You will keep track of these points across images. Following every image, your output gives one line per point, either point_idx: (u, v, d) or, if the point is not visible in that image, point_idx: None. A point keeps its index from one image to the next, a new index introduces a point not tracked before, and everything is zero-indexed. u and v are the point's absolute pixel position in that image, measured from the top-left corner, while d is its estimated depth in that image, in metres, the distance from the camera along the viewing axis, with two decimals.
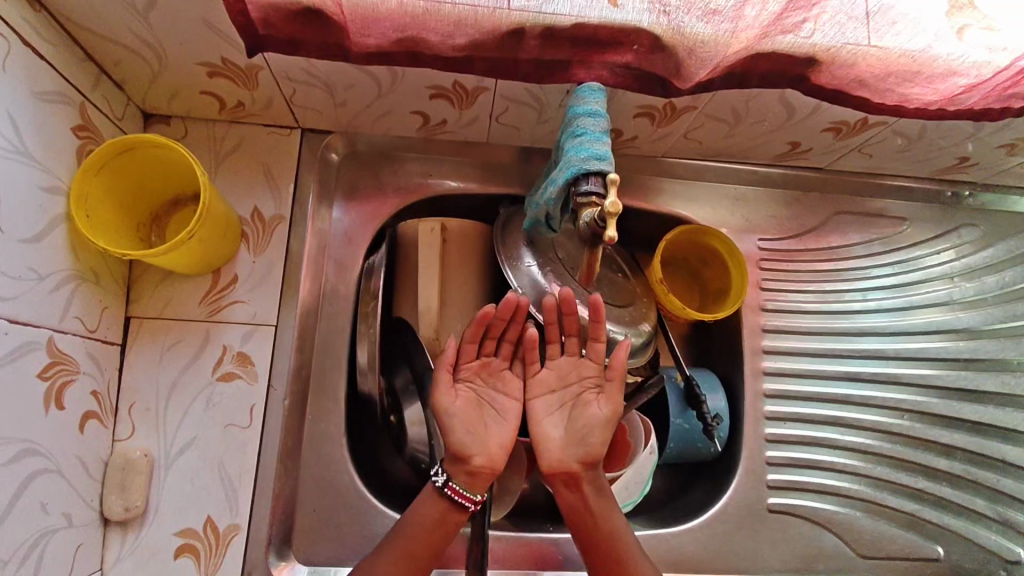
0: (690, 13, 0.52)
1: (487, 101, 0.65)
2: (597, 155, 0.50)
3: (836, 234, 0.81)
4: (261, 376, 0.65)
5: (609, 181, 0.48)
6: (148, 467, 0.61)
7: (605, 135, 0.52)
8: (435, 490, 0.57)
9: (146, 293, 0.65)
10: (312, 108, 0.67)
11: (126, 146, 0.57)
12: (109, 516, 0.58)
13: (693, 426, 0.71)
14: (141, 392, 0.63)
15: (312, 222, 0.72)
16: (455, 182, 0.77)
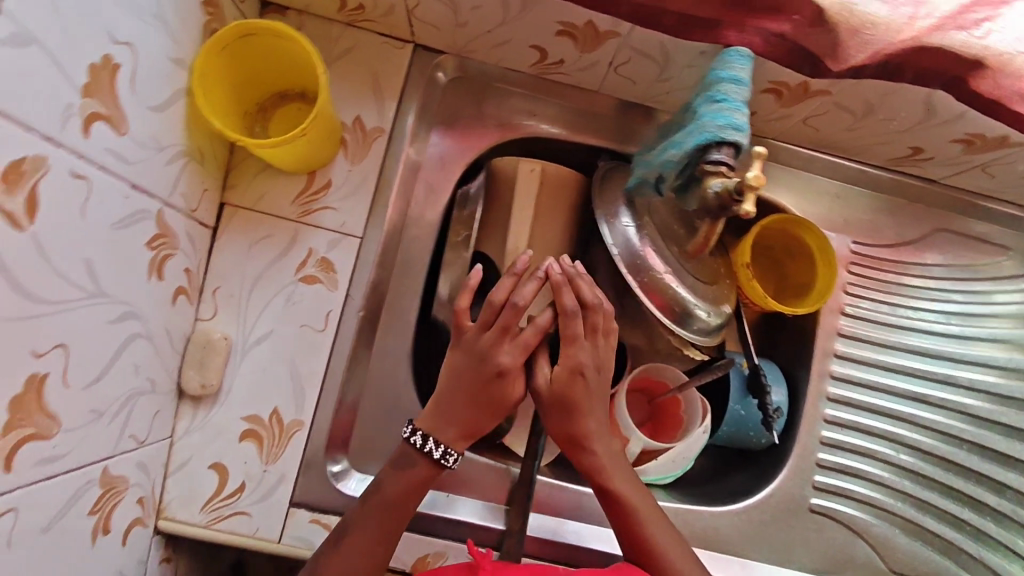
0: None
1: (612, 48, 0.61)
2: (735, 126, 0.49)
3: (932, 252, 0.78)
4: (341, 284, 0.66)
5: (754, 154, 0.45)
6: (225, 350, 0.63)
7: (742, 105, 0.50)
8: (433, 462, 0.56)
9: (242, 182, 0.66)
10: (429, 23, 0.63)
11: (243, 33, 0.55)
12: (183, 388, 0.61)
13: (750, 413, 0.72)
14: (227, 278, 0.65)
15: (410, 142, 0.71)
16: (556, 127, 0.75)
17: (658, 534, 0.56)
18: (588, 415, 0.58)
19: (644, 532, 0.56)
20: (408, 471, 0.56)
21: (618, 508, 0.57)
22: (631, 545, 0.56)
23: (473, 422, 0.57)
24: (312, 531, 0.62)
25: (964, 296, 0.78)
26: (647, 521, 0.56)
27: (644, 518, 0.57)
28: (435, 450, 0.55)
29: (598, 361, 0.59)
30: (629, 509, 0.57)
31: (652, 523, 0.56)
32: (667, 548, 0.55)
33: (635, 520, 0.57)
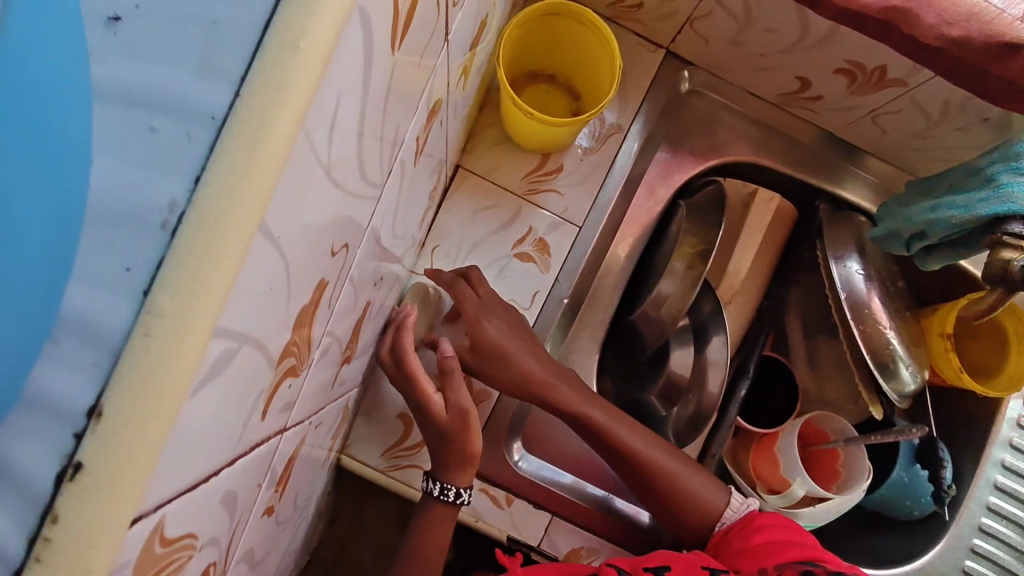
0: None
1: (888, 97, 0.61)
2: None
3: None
4: (553, 268, 0.66)
5: None
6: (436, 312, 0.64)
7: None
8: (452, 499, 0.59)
9: (479, 150, 0.67)
10: (703, 35, 0.64)
11: (547, 11, 0.57)
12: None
13: (915, 482, 0.70)
14: (448, 238, 0.66)
15: (640, 145, 0.70)
16: (784, 160, 0.72)
17: (647, 450, 0.61)
18: (518, 357, 0.58)
19: (635, 453, 0.61)
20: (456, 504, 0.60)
21: (607, 441, 0.61)
22: (625, 465, 0.62)
23: (459, 447, 0.56)
24: (478, 500, 0.64)
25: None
26: (633, 444, 0.61)
27: (628, 440, 0.61)
28: (434, 488, 0.59)
29: (491, 306, 0.58)
30: (616, 439, 0.61)
31: (634, 440, 0.61)
32: (661, 459, 0.62)
33: (621, 447, 0.61)
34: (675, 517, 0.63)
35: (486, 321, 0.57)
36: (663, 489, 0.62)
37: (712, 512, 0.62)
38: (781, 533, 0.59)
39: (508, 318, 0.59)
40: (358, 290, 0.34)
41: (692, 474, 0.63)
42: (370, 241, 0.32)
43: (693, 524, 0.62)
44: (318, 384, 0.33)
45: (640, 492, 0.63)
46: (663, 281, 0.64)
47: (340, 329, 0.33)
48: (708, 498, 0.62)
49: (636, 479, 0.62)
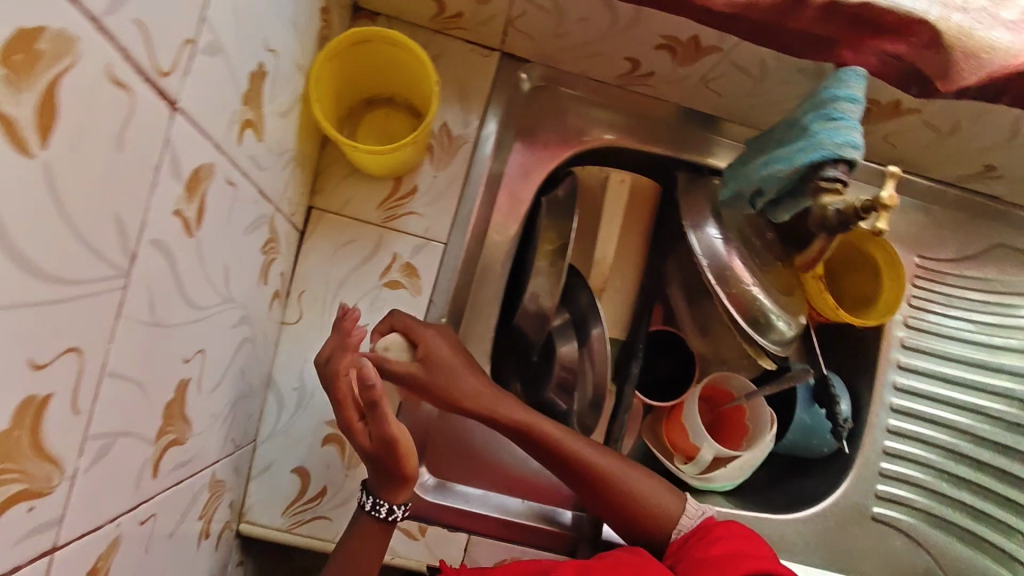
0: (995, 27, 0.50)
1: (710, 63, 0.62)
2: (849, 141, 0.50)
3: (992, 266, 0.79)
4: (425, 290, 0.66)
5: (885, 175, 0.45)
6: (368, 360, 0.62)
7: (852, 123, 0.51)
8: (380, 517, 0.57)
9: (328, 187, 0.65)
10: (528, 32, 0.64)
11: (357, 38, 0.55)
12: (277, 384, 0.62)
13: (818, 422, 0.73)
14: (312, 282, 0.64)
15: (493, 150, 0.70)
16: (637, 137, 0.73)
17: (599, 456, 0.62)
18: (456, 377, 0.60)
19: (586, 460, 0.61)
20: (374, 532, 0.58)
21: (556, 451, 0.61)
22: (571, 472, 0.62)
23: (393, 466, 0.55)
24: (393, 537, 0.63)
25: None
26: (585, 451, 0.62)
27: (580, 448, 0.62)
28: (367, 500, 0.57)
29: (433, 350, 0.60)
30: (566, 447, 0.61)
31: (587, 448, 0.62)
32: (613, 465, 0.62)
33: (569, 456, 0.61)
34: (624, 521, 0.62)
35: (429, 336, 0.60)
36: (613, 492, 0.62)
37: (663, 514, 0.61)
38: (740, 547, 0.56)
39: (453, 354, 0.61)
40: (149, 376, 0.33)
41: (644, 478, 0.63)
42: (141, 329, 0.31)
43: (643, 527, 0.61)
44: (111, 482, 0.31)
45: (589, 500, 0.62)
46: (533, 282, 0.64)
47: (132, 420, 0.32)
48: (660, 499, 0.62)
49: (584, 487, 0.62)
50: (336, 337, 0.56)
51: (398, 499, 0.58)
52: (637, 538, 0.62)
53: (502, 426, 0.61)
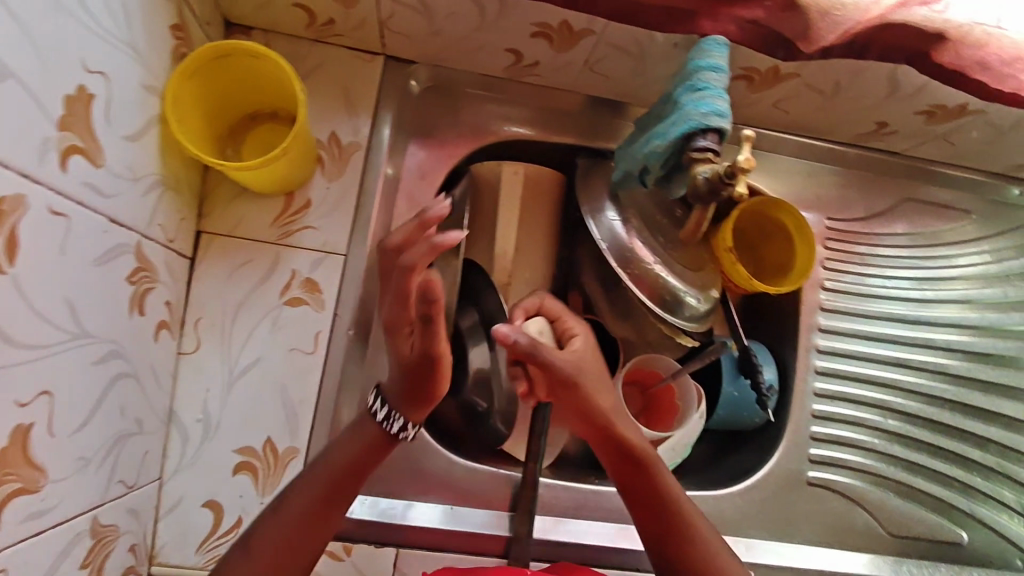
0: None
1: (588, 47, 0.62)
2: (712, 105, 0.49)
3: (902, 221, 0.80)
4: (328, 304, 0.64)
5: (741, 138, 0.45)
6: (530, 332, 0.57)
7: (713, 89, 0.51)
8: (381, 429, 0.54)
9: (217, 209, 0.63)
10: (403, 33, 0.63)
11: (217, 53, 0.53)
12: (179, 418, 0.60)
13: (744, 394, 0.74)
14: (208, 308, 0.62)
15: (387, 154, 0.69)
16: (534, 128, 0.73)
17: (696, 516, 0.54)
18: (599, 394, 0.55)
19: (681, 515, 0.54)
20: (359, 438, 0.53)
21: (654, 495, 0.54)
22: (653, 495, 0.54)
23: (422, 381, 0.55)
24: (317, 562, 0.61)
25: (948, 269, 0.81)
26: (686, 507, 0.54)
27: (684, 505, 0.54)
28: (378, 407, 0.54)
29: (575, 355, 0.56)
30: (665, 493, 0.54)
31: (689, 506, 0.55)
32: (708, 534, 0.54)
33: (668, 504, 0.54)
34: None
35: (577, 333, 0.58)
36: (692, 558, 0.53)
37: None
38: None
39: (595, 369, 0.56)
40: None
41: (731, 562, 0.53)
42: None
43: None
44: None
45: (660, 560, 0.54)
46: None
47: None
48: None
49: (663, 540, 0.54)
50: (415, 223, 0.57)
51: (412, 419, 0.56)
52: None
53: (605, 432, 0.56)
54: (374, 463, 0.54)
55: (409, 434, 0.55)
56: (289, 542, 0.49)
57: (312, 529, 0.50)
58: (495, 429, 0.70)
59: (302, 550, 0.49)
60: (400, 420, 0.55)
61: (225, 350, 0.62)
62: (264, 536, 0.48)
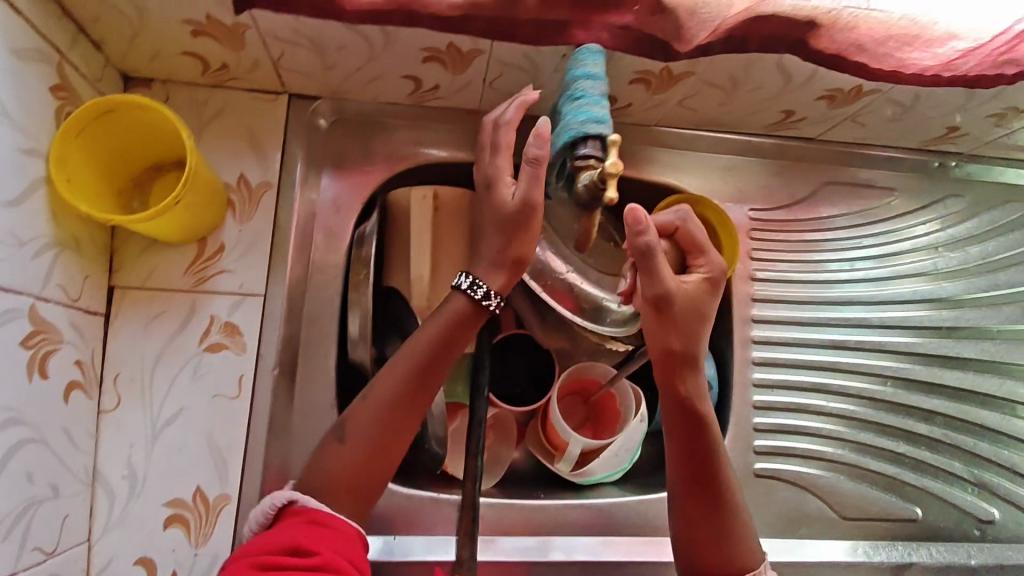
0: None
1: (480, 66, 0.62)
2: (580, 114, 0.50)
3: (826, 204, 0.81)
4: (250, 346, 0.64)
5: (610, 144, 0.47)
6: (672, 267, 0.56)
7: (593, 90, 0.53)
8: (473, 300, 0.58)
9: (128, 262, 0.63)
10: (299, 71, 0.64)
11: (103, 108, 0.53)
12: (104, 476, 0.60)
13: None
14: (126, 363, 0.62)
15: (300, 189, 0.69)
16: (446, 150, 0.73)
17: (729, 475, 0.57)
18: (683, 336, 0.56)
19: (717, 469, 0.57)
20: (449, 312, 0.57)
21: (700, 444, 0.57)
22: (695, 446, 0.57)
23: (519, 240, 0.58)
24: None
25: (875, 246, 0.82)
26: (723, 463, 0.57)
27: (722, 462, 0.57)
28: (466, 282, 0.58)
29: (687, 291, 0.56)
30: (709, 446, 0.57)
31: (726, 465, 0.58)
32: (735, 493, 0.57)
33: (710, 455, 0.57)
34: (696, 540, 0.55)
35: (700, 270, 0.58)
36: (713, 513, 0.56)
37: (740, 566, 0.54)
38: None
39: (692, 308, 0.56)
40: None
41: (748, 525, 0.57)
42: None
43: (709, 562, 0.55)
44: None
45: (682, 504, 0.57)
46: None
47: None
48: (746, 552, 0.55)
49: (690, 488, 0.57)
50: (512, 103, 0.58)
51: (497, 289, 0.58)
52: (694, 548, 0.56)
53: (671, 368, 0.58)
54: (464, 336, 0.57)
55: (494, 305, 0.58)
56: (382, 432, 0.54)
57: (412, 411, 0.55)
58: (432, 451, 0.70)
59: (389, 446, 0.54)
60: (484, 288, 0.58)
61: (142, 406, 0.61)
62: (360, 422, 0.54)
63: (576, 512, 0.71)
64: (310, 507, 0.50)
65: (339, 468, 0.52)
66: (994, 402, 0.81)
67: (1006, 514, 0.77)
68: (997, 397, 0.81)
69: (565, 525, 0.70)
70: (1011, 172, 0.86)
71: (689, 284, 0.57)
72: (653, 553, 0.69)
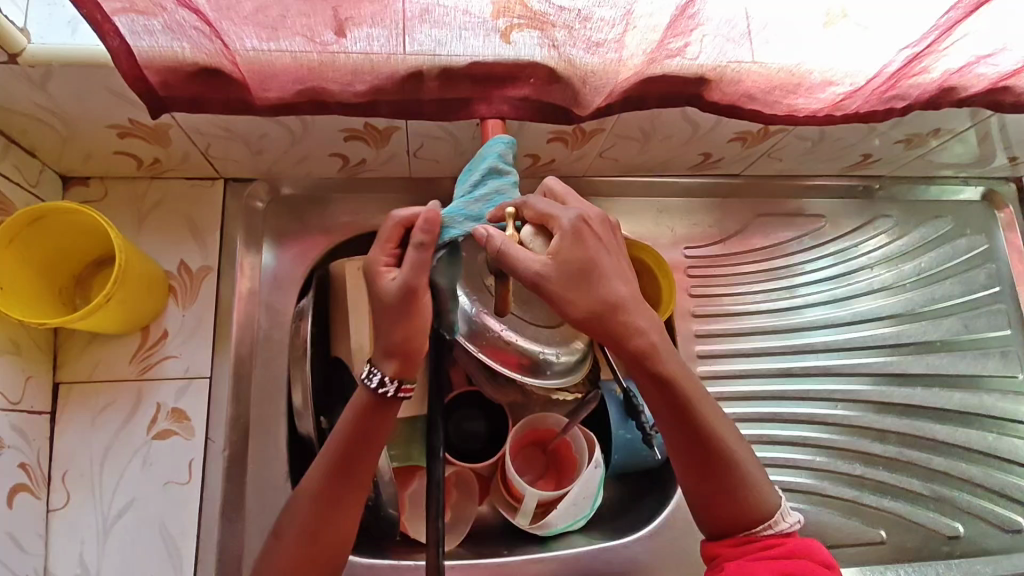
0: (575, 46, 0.53)
1: (401, 140, 0.65)
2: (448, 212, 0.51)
3: (759, 236, 0.84)
4: (198, 430, 0.64)
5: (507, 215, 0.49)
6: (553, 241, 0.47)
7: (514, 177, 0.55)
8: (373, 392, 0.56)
9: (73, 358, 0.64)
10: (230, 158, 0.66)
11: (36, 215, 0.56)
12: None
13: (635, 435, 0.76)
14: (74, 459, 0.62)
15: (240, 270, 0.71)
16: (381, 219, 0.76)
17: (719, 425, 0.52)
18: (590, 297, 0.47)
19: (707, 428, 0.52)
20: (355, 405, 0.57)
21: (680, 408, 0.51)
22: (680, 413, 0.51)
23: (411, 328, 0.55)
24: None
25: (811, 273, 0.84)
26: (709, 417, 0.52)
27: (708, 417, 0.52)
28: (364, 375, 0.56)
29: (554, 261, 0.46)
30: (690, 408, 0.51)
31: (714, 416, 0.52)
32: (733, 442, 0.53)
33: (693, 416, 0.52)
34: (711, 506, 0.52)
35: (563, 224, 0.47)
36: (719, 474, 0.52)
37: (759, 518, 0.51)
38: (790, 570, 0.48)
39: (574, 275, 0.46)
40: None
41: (757, 469, 0.53)
42: None
43: (730, 523, 0.52)
44: None
45: (686, 470, 0.53)
46: None
47: None
48: (763, 498, 0.52)
49: (688, 454, 0.52)
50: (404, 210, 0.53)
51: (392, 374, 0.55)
52: (710, 515, 0.53)
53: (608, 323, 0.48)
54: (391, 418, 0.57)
55: (391, 391, 0.55)
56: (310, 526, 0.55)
57: (336, 501, 0.55)
58: (390, 517, 0.69)
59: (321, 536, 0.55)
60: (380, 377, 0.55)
61: (92, 500, 0.62)
62: (291, 521, 0.56)
63: (540, 567, 0.69)
64: None
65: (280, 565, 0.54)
66: (948, 415, 0.82)
67: (973, 528, 0.77)
68: (949, 409, 0.82)
69: None
70: (934, 189, 0.89)
71: (559, 246, 0.46)
72: None
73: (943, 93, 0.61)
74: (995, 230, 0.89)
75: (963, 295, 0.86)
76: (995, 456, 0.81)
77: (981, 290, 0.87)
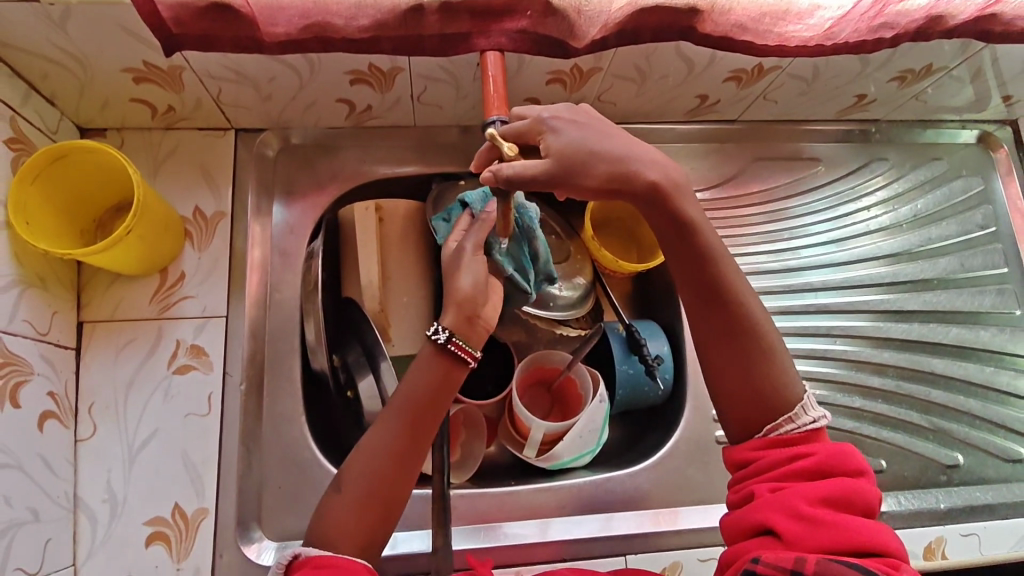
0: None
1: (405, 83, 0.67)
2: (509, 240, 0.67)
3: (757, 180, 0.85)
4: (216, 365, 0.67)
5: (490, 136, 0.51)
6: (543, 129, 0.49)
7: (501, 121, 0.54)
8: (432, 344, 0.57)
9: (96, 296, 0.67)
10: (241, 105, 0.69)
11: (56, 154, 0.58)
12: (85, 502, 0.63)
13: (638, 370, 0.77)
14: (99, 392, 0.65)
15: (252, 216, 0.73)
16: (388, 167, 0.78)
17: (748, 297, 0.52)
18: (595, 170, 0.48)
19: (733, 296, 0.52)
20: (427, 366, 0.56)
21: (707, 272, 0.52)
22: (706, 273, 0.52)
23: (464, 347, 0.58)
24: None
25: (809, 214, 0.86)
26: (736, 284, 0.52)
27: (737, 287, 0.52)
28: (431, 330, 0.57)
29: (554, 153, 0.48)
30: (716, 270, 0.52)
31: (742, 286, 0.52)
32: (761, 320, 0.52)
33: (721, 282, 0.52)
34: (730, 380, 0.53)
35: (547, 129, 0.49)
36: (741, 345, 0.52)
37: (777, 401, 0.51)
38: (822, 483, 0.47)
39: (578, 157, 0.48)
40: None
41: (782, 352, 0.53)
42: None
43: (745, 399, 0.52)
44: None
45: (711, 346, 0.53)
46: None
47: None
48: (786, 383, 0.52)
49: (714, 327, 0.53)
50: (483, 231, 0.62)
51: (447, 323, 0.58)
52: (725, 389, 0.53)
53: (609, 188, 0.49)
54: (455, 381, 0.57)
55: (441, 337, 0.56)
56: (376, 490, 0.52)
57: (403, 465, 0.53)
58: None
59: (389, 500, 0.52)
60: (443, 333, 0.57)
61: (115, 432, 0.65)
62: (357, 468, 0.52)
63: (547, 497, 0.72)
64: (313, 555, 0.49)
65: (336, 517, 0.51)
66: (946, 349, 0.83)
67: (971, 458, 0.79)
68: (948, 343, 0.83)
69: (535, 510, 0.71)
70: (931, 133, 0.90)
71: (550, 143, 0.49)
72: (633, 526, 0.71)
73: (931, 21, 0.63)
74: (991, 173, 0.90)
75: (959, 235, 0.88)
76: (992, 390, 0.82)
77: (978, 231, 0.88)
